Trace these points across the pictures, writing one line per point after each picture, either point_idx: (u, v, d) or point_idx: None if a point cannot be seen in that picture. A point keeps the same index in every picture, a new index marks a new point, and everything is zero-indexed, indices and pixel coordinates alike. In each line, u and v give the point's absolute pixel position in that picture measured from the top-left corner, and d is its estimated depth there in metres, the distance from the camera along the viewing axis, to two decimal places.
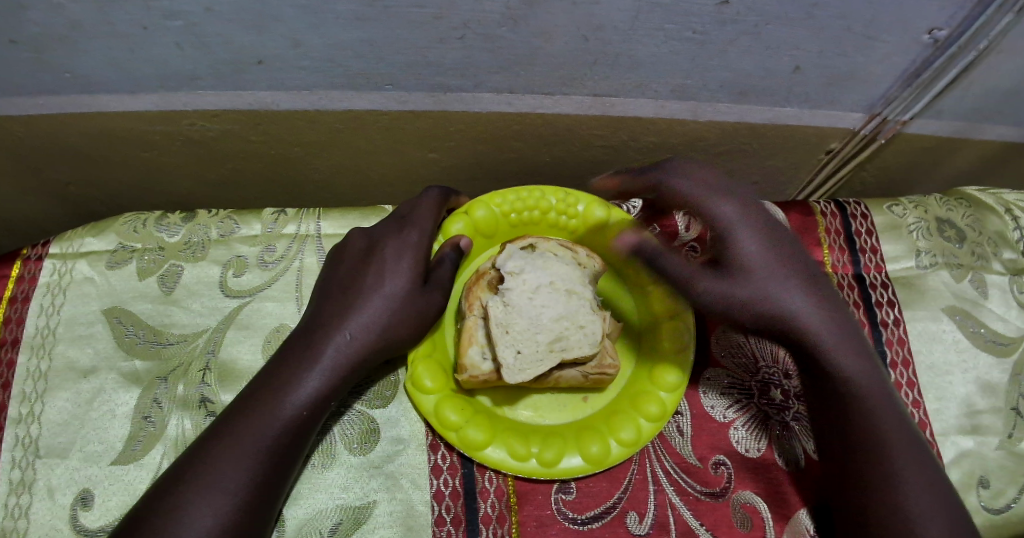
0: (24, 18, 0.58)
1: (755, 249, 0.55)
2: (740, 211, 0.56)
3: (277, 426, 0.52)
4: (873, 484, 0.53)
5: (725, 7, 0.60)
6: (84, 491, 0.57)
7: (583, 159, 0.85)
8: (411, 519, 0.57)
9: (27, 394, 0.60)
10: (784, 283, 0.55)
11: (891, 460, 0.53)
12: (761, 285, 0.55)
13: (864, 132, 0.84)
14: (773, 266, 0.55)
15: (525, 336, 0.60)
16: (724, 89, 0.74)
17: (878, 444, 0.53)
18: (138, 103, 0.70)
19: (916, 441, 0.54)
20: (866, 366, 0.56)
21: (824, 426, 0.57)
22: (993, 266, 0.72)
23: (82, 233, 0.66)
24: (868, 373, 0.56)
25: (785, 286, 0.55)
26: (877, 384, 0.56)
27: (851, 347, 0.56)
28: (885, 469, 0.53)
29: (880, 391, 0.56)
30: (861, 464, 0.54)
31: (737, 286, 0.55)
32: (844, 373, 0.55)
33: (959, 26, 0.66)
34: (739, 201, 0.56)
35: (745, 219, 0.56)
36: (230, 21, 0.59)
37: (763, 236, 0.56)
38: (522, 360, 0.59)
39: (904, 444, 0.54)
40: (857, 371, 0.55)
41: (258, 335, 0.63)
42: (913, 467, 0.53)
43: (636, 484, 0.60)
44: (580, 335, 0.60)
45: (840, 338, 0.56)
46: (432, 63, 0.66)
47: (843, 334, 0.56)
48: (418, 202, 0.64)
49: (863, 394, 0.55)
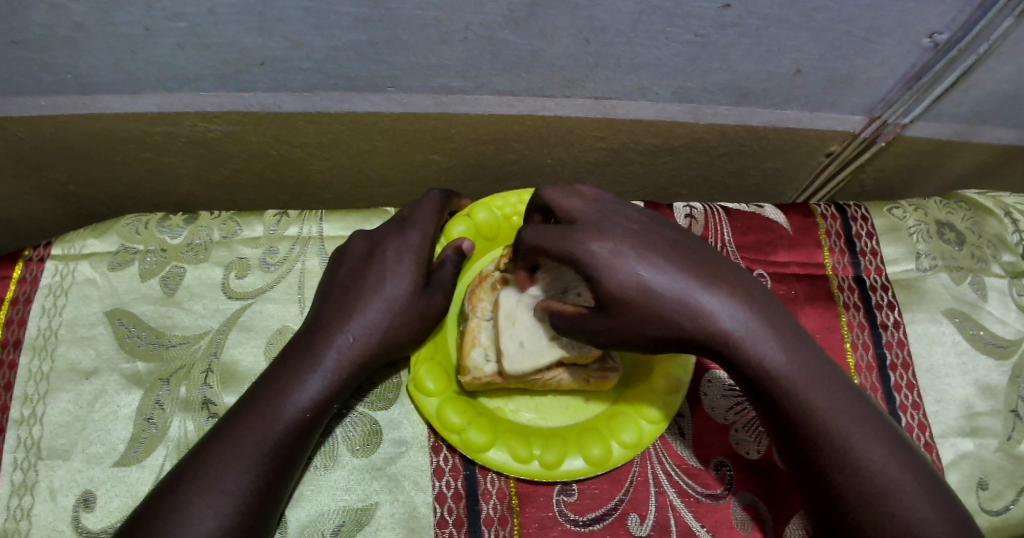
0: (27, 19, 0.58)
1: (633, 285, 0.48)
2: (605, 247, 0.49)
3: (279, 429, 0.52)
4: (861, 488, 0.47)
5: (726, 10, 0.60)
6: (86, 493, 0.57)
7: (584, 161, 0.85)
8: (413, 521, 0.57)
9: (29, 395, 0.59)
10: (685, 309, 0.48)
11: (856, 452, 0.48)
12: (649, 323, 0.49)
13: (864, 135, 0.84)
14: (663, 292, 0.48)
15: (529, 330, 0.60)
16: (725, 92, 0.74)
17: (851, 443, 0.48)
18: (140, 104, 0.70)
19: (888, 431, 0.50)
20: (797, 348, 0.50)
21: (778, 436, 0.51)
22: (992, 269, 0.73)
23: (84, 234, 0.66)
24: (800, 355, 0.50)
25: (684, 310, 0.48)
26: (825, 373, 0.51)
27: (778, 333, 0.50)
28: (868, 469, 0.48)
29: (816, 373, 0.50)
30: (842, 469, 0.48)
31: (629, 327, 0.49)
32: (777, 369, 0.49)
33: (959, 29, 0.66)
34: (597, 231, 0.50)
35: (617, 250, 0.49)
36: (232, 23, 0.59)
37: (643, 266, 0.49)
38: (522, 352, 0.59)
39: (876, 436, 0.49)
40: (802, 363, 0.50)
41: (260, 337, 0.64)
42: (893, 461, 0.48)
43: (637, 486, 0.61)
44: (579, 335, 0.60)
45: (771, 331, 0.50)
46: (434, 65, 0.66)
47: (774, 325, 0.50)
48: (419, 203, 0.64)
49: (804, 384, 0.49)
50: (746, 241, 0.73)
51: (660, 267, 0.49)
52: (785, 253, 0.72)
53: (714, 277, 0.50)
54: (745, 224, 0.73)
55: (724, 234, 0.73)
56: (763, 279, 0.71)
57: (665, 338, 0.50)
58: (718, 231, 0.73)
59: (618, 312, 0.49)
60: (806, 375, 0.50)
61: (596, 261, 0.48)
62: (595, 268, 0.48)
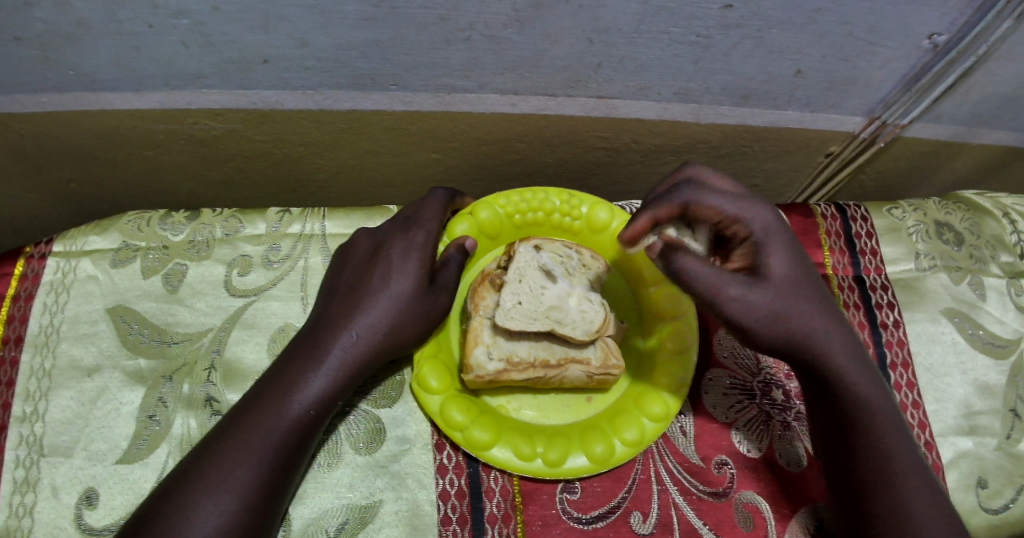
0: (31, 16, 0.58)
1: (783, 266, 0.56)
2: (771, 225, 0.56)
3: (284, 426, 0.53)
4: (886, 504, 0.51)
5: (729, 11, 0.61)
6: (88, 490, 0.57)
7: (585, 160, 0.85)
8: (417, 519, 0.58)
9: (31, 392, 0.59)
10: (803, 303, 0.55)
11: (895, 481, 0.52)
12: (778, 310, 0.54)
13: (864, 136, 0.85)
14: (799, 286, 0.56)
15: (531, 289, 0.62)
16: (727, 92, 0.74)
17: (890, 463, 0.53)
18: (143, 101, 0.70)
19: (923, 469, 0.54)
20: (873, 389, 0.55)
21: (830, 441, 0.56)
22: (991, 269, 0.73)
23: (86, 231, 0.66)
24: (873, 390, 0.55)
25: (804, 312, 0.55)
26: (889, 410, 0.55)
27: (862, 368, 0.56)
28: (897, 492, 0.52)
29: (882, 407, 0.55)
30: (875, 481, 0.52)
31: (769, 300, 0.54)
32: (852, 390, 0.55)
33: (959, 32, 0.67)
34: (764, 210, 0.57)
35: (778, 236, 0.56)
36: (238, 21, 0.59)
37: (788, 254, 0.56)
38: (516, 309, 0.61)
39: (913, 470, 0.53)
40: (872, 396, 0.55)
41: (263, 335, 0.64)
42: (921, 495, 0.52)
43: (639, 484, 0.61)
44: (577, 317, 0.62)
45: (854, 363, 0.56)
46: (439, 64, 0.67)
47: (858, 361, 0.56)
48: (423, 203, 0.64)
49: (869, 408, 0.55)
50: None
51: (795, 265, 0.56)
52: None
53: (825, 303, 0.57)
54: None
55: None
56: None
57: (785, 335, 0.55)
58: None
59: (768, 285, 0.55)
60: (868, 403, 0.55)
61: (763, 233, 0.55)
62: (766, 241, 0.55)
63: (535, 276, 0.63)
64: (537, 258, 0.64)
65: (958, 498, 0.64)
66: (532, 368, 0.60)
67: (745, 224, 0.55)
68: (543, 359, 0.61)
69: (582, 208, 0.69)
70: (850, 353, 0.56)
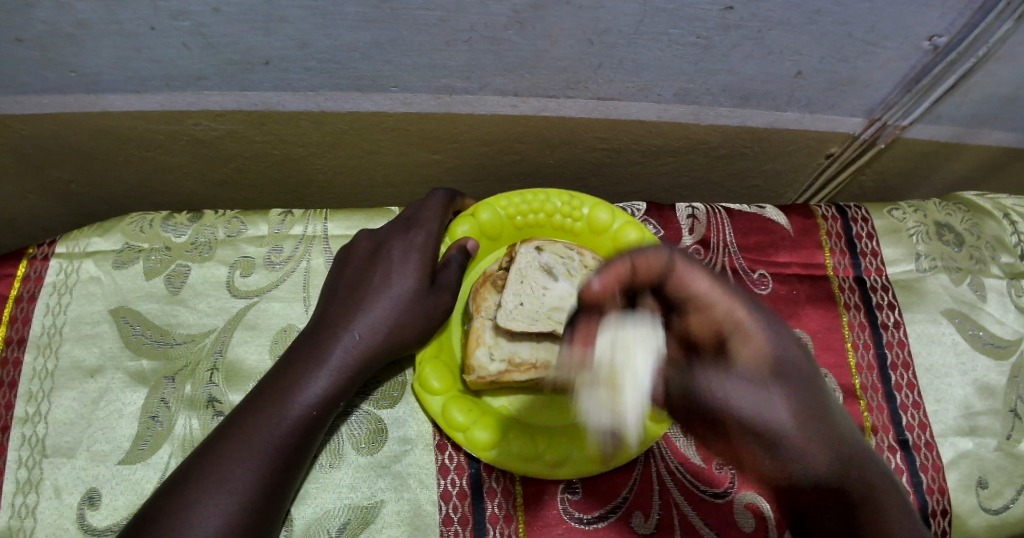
0: (33, 17, 0.58)
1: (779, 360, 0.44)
2: (753, 311, 0.45)
3: (286, 426, 0.53)
4: None
5: (728, 12, 0.61)
6: (91, 490, 0.57)
7: (586, 161, 0.86)
8: (419, 519, 0.58)
9: (34, 393, 0.60)
10: (822, 415, 0.45)
11: None
12: (811, 421, 0.44)
13: (863, 137, 0.85)
14: (803, 381, 0.45)
15: (532, 291, 0.63)
16: (727, 93, 0.75)
17: None
18: (144, 102, 0.70)
19: None
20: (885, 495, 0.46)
21: None
22: (991, 270, 0.73)
23: (89, 232, 0.66)
24: (884, 502, 0.45)
25: (812, 417, 0.44)
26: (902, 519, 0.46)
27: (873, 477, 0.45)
28: None
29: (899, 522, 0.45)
30: None
31: (802, 410, 0.44)
32: (868, 508, 0.44)
33: (958, 33, 0.67)
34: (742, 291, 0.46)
35: (764, 323, 0.45)
36: (239, 22, 0.59)
37: (781, 346, 0.45)
38: (518, 310, 0.61)
39: None
40: (884, 509, 0.45)
41: (265, 336, 0.64)
42: None
43: (641, 484, 0.61)
44: None
45: (865, 471, 0.45)
46: (440, 66, 0.67)
47: (865, 466, 0.46)
48: (424, 205, 0.65)
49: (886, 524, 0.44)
50: (748, 242, 0.73)
51: (790, 352, 0.46)
52: (786, 254, 0.73)
53: (826, 400, 0.47)
54: (746, 225, 0.74)
55: (726, 235, 0.73)
56: (764, 280, 0.71)
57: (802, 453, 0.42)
58: (719, 232, 0.73)
59: (778, 386, 0.43)
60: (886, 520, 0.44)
61: (746, 321, 0.45)
62: (757, 331, 0.44)
63: (536, 278, 0.63)
64: (538, 259, 0.64)
65: (958, 498, 0.64)
66: (534, 369, 0.61)
67: (728, 315, 0.44)
68: (545, 360, 0.61)
69: (583, 209, 0.69)
70: (859, 461, 0.45)
